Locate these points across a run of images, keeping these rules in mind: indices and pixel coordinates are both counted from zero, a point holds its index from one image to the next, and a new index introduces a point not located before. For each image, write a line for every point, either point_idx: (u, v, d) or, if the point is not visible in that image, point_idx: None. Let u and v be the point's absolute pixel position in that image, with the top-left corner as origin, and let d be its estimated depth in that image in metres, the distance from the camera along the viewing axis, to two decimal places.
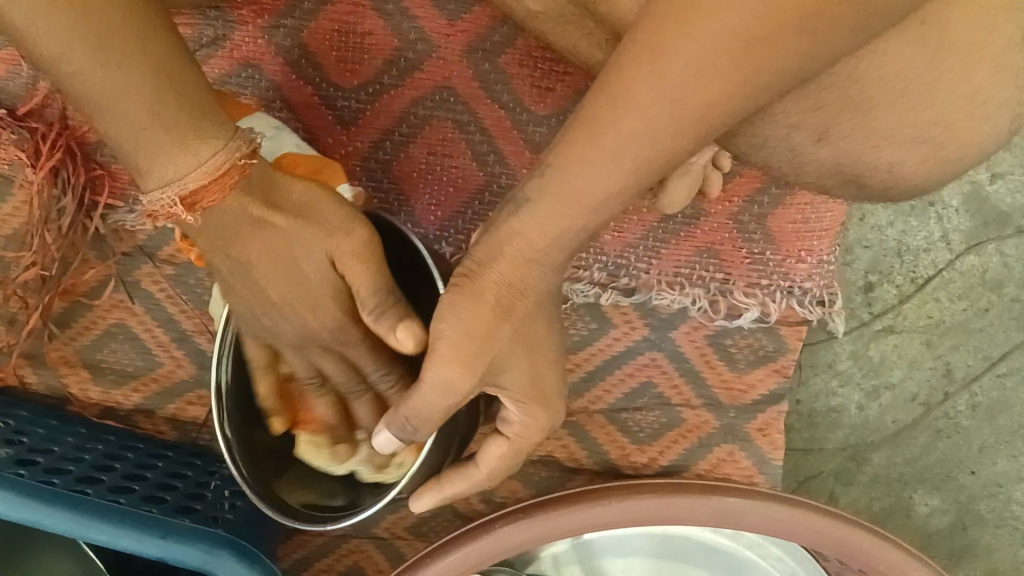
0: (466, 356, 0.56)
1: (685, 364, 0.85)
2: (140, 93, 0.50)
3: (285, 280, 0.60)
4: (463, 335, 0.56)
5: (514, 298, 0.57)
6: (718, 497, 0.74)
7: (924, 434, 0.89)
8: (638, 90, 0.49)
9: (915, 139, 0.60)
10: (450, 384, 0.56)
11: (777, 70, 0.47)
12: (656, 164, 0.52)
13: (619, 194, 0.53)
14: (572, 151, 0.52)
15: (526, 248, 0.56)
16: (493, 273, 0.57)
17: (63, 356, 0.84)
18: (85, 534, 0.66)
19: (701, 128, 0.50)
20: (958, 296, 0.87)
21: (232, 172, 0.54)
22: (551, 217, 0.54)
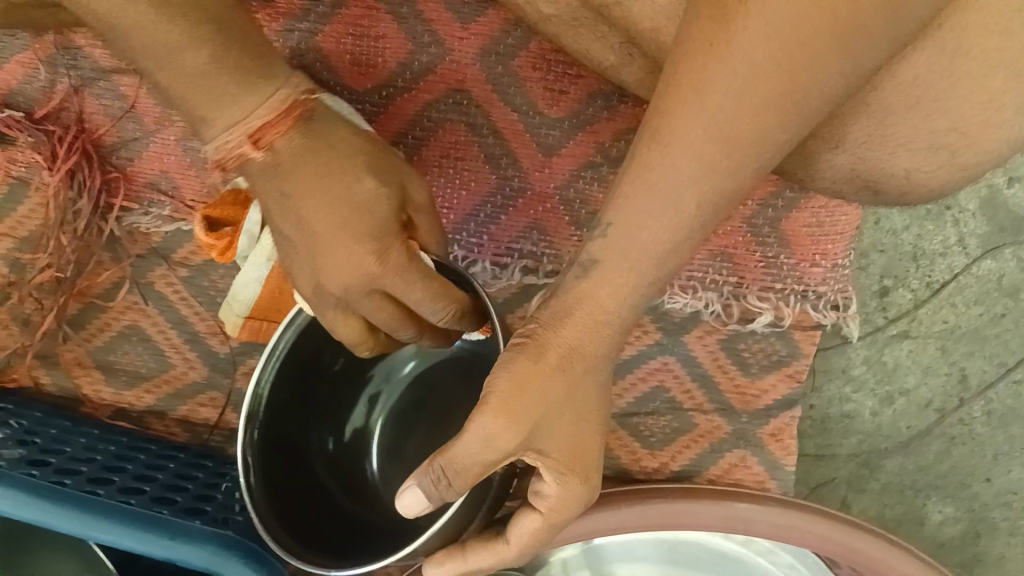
0: (519, 414, 0.50)
1: (697, 369, 0.85)
2: (196, 38, 0.50)
3: (333, 202, 0.54)
4: (512, 386, 0.50)
5: (574, 353, 0.51)
6: (730, 503, 0.74)
7: (938, 441, 0.89)
8: (683, 129, 0.48)
9: (932, 146, 0.60)
10: (493, 437, 0.50)
11: (820, 89, 0.47)
12: (712, 205, 0.50)
13: (681, 241, 0.51)
14: (626, 202, 0.50)
15: (583, 303, 0.52)
16: (557, 331, 0.51)
17: (76, 357, 0.84)
18: (93, 534, 0.66)
19: (754, 160, 0.49)
20: (974, 301, 0.86)
21: (296, 107, 0.54)
22: (609, 270, 0.51)
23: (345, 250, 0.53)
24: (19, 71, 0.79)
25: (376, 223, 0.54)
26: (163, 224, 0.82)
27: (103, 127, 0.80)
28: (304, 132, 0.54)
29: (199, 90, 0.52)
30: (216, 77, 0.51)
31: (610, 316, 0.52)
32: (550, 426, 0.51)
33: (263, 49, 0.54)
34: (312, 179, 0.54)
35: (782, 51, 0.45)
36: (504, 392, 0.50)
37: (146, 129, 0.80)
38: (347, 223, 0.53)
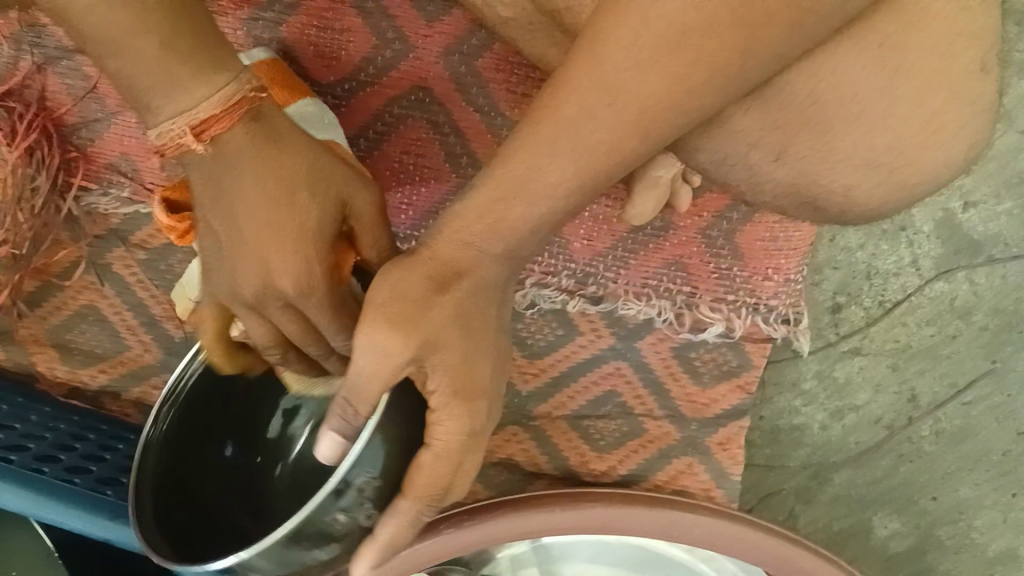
0: (400, 316, 0.50)
1: (650, 375, 0.86)
2: (148, 23, 0.51)
3: (260, 201, 0.54)
4: (394, 297, 0.50)
5: (454, 271, 0.52)
6: (666, 510, 0.74)
7: (887, 457, 0.89)
8: (576, 78, 0.49)
9: (868, 164, 0.60)
10: (386, 349, 0.49)
11: (719, 63, 0.49)
12: (597, 164, 0.51)
13: (559, 188, 0.51)
14: (522, 143, 0.51)
15: (462, 234, 0.53)
16: (435, 245, 0.53)
17: (33, 335, 0.85)
18: (35, 512, 0.68)
19: (641, 130, 0.50)
20: (925, 322, 0.86)
21: (243, 105, 0.54)
22: (490, 203, 0.52)
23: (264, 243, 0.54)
24: None
25: (296, 239, 0.54)
26: (122, 207, 0.82)
27: (64, 107, 0.80)
28: (250, 128, 0.54)
29: (149, 77, 0.52)
30: (166, 68, 0.52)
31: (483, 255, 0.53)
32: (438, 345, 0.50)
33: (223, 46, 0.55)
34: (248, 174, 0.54)
35: (682, 19, 0.48)
36: (380, 305, 0.50)
37: (109, 110, 0.81)
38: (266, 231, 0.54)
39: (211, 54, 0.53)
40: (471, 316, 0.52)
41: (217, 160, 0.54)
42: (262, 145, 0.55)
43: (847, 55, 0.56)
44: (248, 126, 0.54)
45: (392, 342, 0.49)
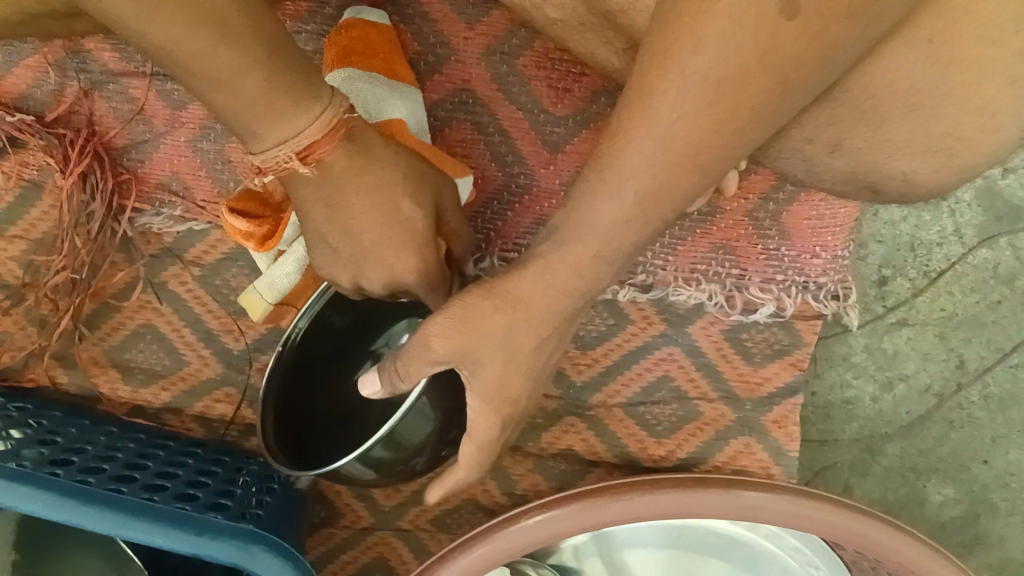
0: (456, 336, 0.58)
1: (702, 359, 0.87)
2: (256, 58, 0.52)
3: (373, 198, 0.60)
4: (457, 320, 0.58)
5: (521, 301, 0.57)
6: (738, 492, 0.74)
7: (937, 426, 0.91)
8: (631, 128, 0.51)
9: (926, 149, 0.62)
10: (433, 355, 0.58)
11: (756, 106, 0.49)
12: (660, 199, 0.53)
13: (626, 229, 0.54)
14: (585, 190, 0.54)
15: (542, 277, 0.57)
16: (514, 282, 0.57)
17: (93, 357, 0.86)
18: (123, 532, 0.68)
19: (697, 166, 0.52)
20: (970, 289, 0.88)
21: (338, 127, 0.57)
22: (566, 249, 0.55)
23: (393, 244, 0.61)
24: (29, 75, 0.81)
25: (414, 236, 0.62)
26: (175, 224, 0.83)
27: (113, 130, 0.81)
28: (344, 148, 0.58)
29: (257, 113, 0.54)
30: (272, 99, 0.54)
31: (569, 297, 0.57)
32: (480, 368, 0.60)
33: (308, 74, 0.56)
34: (357, 183, 0.59)
35: (719, 70, 0.48)
36: (455, 322, 0.58)
37: (157, 131, 0.82)
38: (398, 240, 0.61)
39: (301, 85, 0.55)
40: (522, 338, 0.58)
41: (329, 177, 0.58)
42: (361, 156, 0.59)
43: (900, 58, 0.57)
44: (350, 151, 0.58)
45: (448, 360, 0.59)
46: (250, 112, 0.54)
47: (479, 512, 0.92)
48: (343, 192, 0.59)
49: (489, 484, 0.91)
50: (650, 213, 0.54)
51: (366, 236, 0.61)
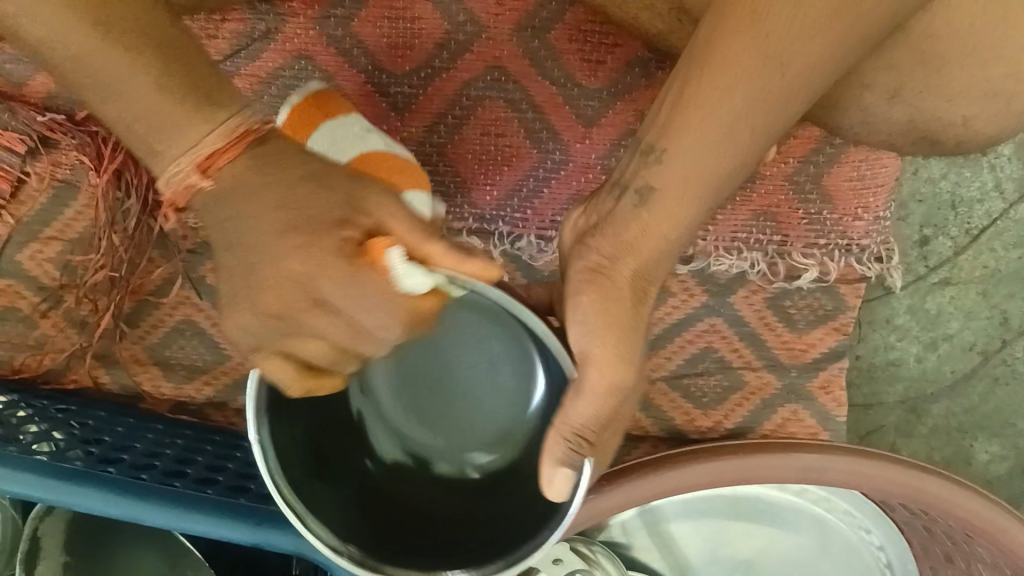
0: (614, 342, 0.56)
1: (745, 328, 0.86)
2: (144, 67, 0.49)
3: (285, 235, 0.49)
4: (603, 324, 0.56)
5: (646, 282, 0.58)
6: (797, 453, 0.75)
7: (981, 383, 0.90)
8: (725, 55, 0.52)
9: (987, 93, 0.61)
10: (610, 385, 0.55)
11: (862, 29, 0.51)
12: (749, 137, 0.54)
13: (727, 175, 0.56)
14: (682, 126, 0.55)
15: (630, 232, 0.57)
16: (627, 265, 0.57)
17: (134, 355, 0.85)
18: (185, 526, 0.68)
19: (792, 96, 0.53)
20: (1013, 244, 0.87)
21: (245, 139, 0.51)
22: (672, 201, 0.56)
23: (329, 235, 0.48)
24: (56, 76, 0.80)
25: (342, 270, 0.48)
26: None
27: None
28: (256, 160, 0.51)
29: (149, 125, 0.50)
30: (168, 105, 0.50)
31: (675, 237, 0.58)
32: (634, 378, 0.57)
33: (215, 81, 0.52)
34: (257, 196, 0.50)
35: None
36: (605, 321, 0.56)
37: None
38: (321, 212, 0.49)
39: (203, 90, 0.51)
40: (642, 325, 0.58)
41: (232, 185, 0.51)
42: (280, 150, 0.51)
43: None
44: (258, 162, 0.51)
45: (622, 380, 0.55)
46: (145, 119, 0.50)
47: None
48: (265, 175, 0.50)
49: None
50: (755, 152, 0.56)
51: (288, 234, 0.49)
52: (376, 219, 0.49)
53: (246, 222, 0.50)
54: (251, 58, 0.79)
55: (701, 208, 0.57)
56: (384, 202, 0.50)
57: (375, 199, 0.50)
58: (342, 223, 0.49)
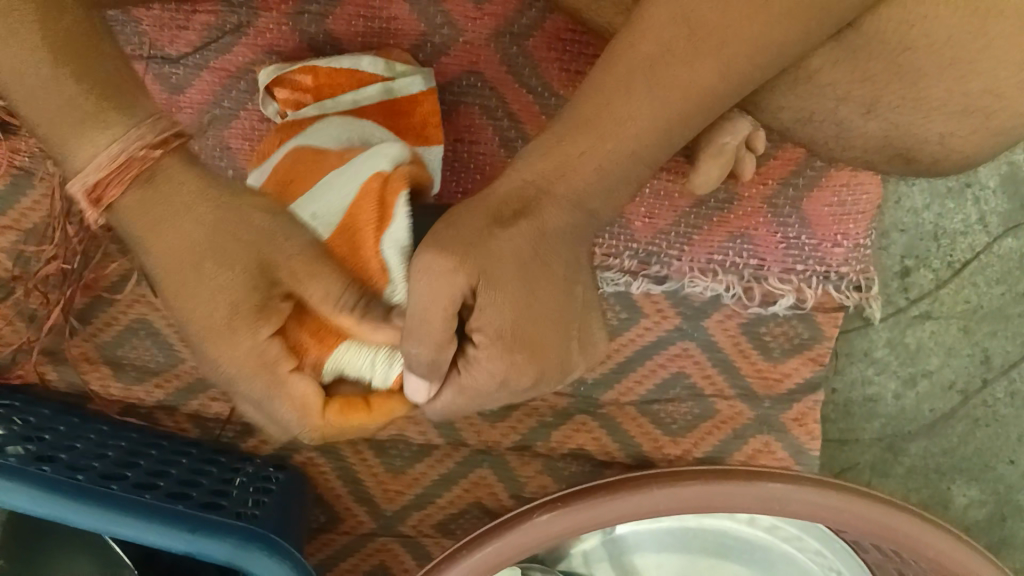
0: (458, 254, 0.50)
1: (719, 354, 0.84)
2: (66, 73, 0.52)
3: (197, 288, 0.53)
4: (457, 233, 0.51)
5: (528, 203, 0.54)
6: (762, 483, 0.71)
7: (961, 423, 0.87)
8: (653, 13, 0.54)
9: (963, 110, 0.59)
10: (434, 280, 0.50)
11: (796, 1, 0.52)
12: (681, 103, 0.55)
13: (638, 144, 0.56)
14: (598, 85, 0.56)
15: (524, 175, 0.55)
16: (507, 183, 0.55)
17: (83, 352, 0.83)
18: (112, 529, 0.64)
19: (728, 70, 0.54)
20: (996, 280, 0.85)
21: (134, 165, 0.52)
22: (554, 145, 0.55)
23: (243, 339, 0.53)
24: None
25: (247, 304, 0.52)
26: None
27: None
28: (151, 191, 0.53)
29: (61, 125, 0.52)
30: (77, 104, 0.52)
31: (565, 181, 0.55)
32: (498, 282, 0.51)
33: (121, 89, 0.53)
34: (175, 224, 0.53)
35: None
36: (454, 233, 0.51)
37: None
38: (245, 298, 0.52)
39: (120, 95, 0.53)
40: (525, 255, 0.53)
41: (149, 198, 0.53)
42: (206, 187, 0.54)
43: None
44: (194, 199, 0.54)
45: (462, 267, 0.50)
46: (45, 108, 0.52)
47: (486, 517, 0.88)
48: (176, 246, 0.53)
49: (496, 486, 0.87)
50: (660, 124, 0.55)
51: (223, 314, 0.53)
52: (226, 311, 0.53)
53: (200, 305, 0.53)
54: (222, 52, 0.78)
55: (603, 182, 0.56)
56: (326, 289, 0.52)
57: (323, 280, 0.52)
58: (265, 306, 0.53)
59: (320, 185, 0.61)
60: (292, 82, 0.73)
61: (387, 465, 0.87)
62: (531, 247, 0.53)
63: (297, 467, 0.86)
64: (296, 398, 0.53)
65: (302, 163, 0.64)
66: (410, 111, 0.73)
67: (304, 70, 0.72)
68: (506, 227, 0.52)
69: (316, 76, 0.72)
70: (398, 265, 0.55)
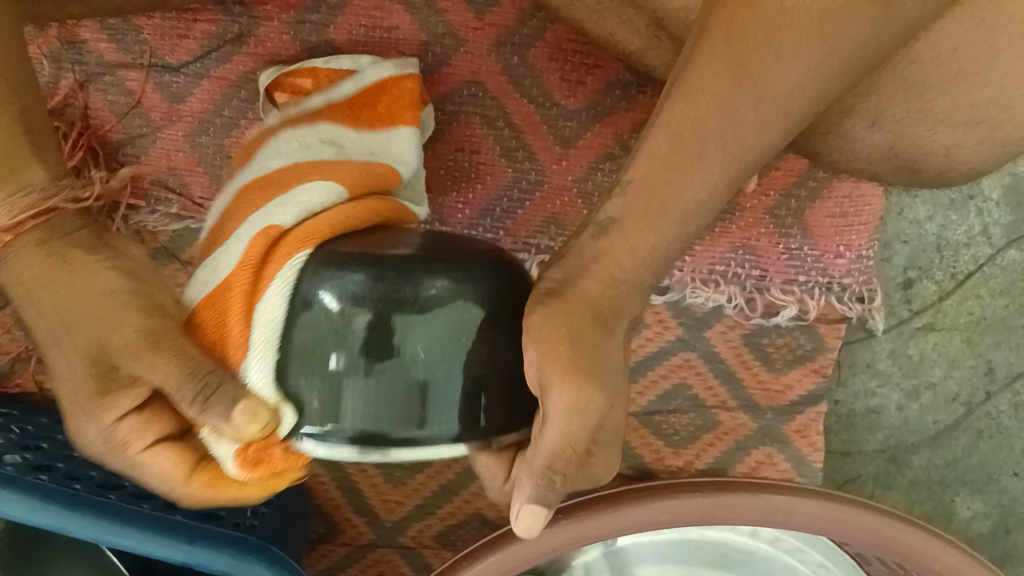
0: (591, 373, 0.45)
1: (721, 365, 0.83)
2: None
3: (56, 365, 0.48)
4: (571, 347, 0.45)
5: (608, 311, 0.48)
6: (764, 495, 0.71)
7: (965, 435, 0.87)
8: (705, 75, 0.46)
9: (969, 121, 0.59)
10: (581, 405, 0.45)
11: (850, 48, 0.45)
12: (741, 165, 0.48)
13: (705, 201, 0.49)
14: (660, 159, 0.48)
15: (609, 272, 0.49)
16: (586, 284, 0.48)
17: None
18: (108, 539, 0.63)
19: (780, 124, 0.47)
20: (1000, 292, 0.84)
21: (1, 237, 0.47)
22: (638, 231, 0.49)
23: (90, 425, 0.47)
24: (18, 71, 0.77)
25: (88, 387, 0.46)
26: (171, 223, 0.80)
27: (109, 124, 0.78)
28: (14, 262, 0.48)
29: None
30: None
31: (650, 268, 0.50)
32: (621, 399, 0.48)
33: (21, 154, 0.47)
34: (34, 294, 0.48)
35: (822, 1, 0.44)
36: (569, 346, 0.45)
37: (154, 125, 0.79)
38: (89, 386, 0.46)
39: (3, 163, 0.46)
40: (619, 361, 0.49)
41: (6, 269, 0.48)
42: (56, 262, 0.48)
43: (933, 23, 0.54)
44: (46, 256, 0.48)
45: (589, 397, 0.45)
46: None
47: (486, 528, 0.88)
48: (39, 325, 0.48)
49: (497, 498, 0.86)
50: (731, 181, 0.49)
51: (73, 401, 0.47)
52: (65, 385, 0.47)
53: (60, 392, 0.48)
54: (222, 61, 0.77)
55: (669, 249, 0.50)
56: (159, 373, 0.45)
57: (155, 363, 0.45)
58: (107, 391, 0.46)
59: (221, 247, 0.51)
60: (293, 86, 0.73)
61: (387, 476, 0.86)
62: (623, 352, 0.49)
63: (297, 478, 0.86)
64: (155, 471, 0.48)
65: (242, 199, 0.55)
66: (376, 102, 0.70)
67: (305, 73, 0.73)
68: (612, 335, 0.48)
69: (316, 78, 0.72)
70: (266, 342, 0.45)
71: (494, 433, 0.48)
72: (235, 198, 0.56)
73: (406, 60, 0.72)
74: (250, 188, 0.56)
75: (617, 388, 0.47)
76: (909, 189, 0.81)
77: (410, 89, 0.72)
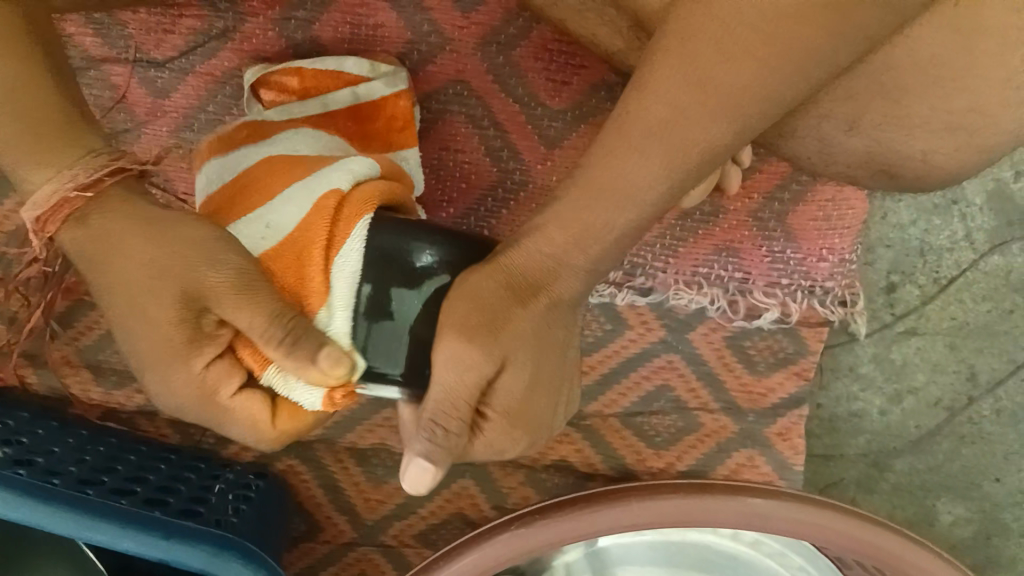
0: (479, 330, 0.51)
1: (703, 367, 0.83)
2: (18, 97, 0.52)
3: (128, 317, 0.52)
4: (474, 306, 0.51)
5: (536, 286, 0.53)
6: (742, 497, 0.71)
7: (947, 440, 0.87)
8: (666, 71, 0.48)
9: (947, 127, 0.59)
10: (459, 356, 0.51)
11: (798, 54, 0.46)
12: (684, 164, 0.50)
13: (645, 190, 0.51)
14: (610, 147, 0.51)
15: (543, 248, 0.53)
16: (521, 253, 0.53)
17: (64, 356, 0.83)
18: (84, 536, 0.63)
19: (729, 126, 0.49)
20: (983, 297, 0.85)
21: (73, 203, 0.52)
22: (577, 213, 0.52)
23: (176, 377, 0.52)
24: None
25: (172, 337, 0.51)
26: None
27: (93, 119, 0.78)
28: (82, 227, 0.52)
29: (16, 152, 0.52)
30: (37, 132, 0.52)
31: (583, 251, 0.53)
32: (518, 364, 0.53)
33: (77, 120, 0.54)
34: (99, 253, 0.52)
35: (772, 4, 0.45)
36: (471, 303, 0.52)
37: (139, 120, 0.79)
38: (174, 337, 0.51)
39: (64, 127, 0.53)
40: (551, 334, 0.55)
41: (85, 232, 0.52)
42: (140, 219, 0.52)
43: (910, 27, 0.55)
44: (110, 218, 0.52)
45: (474, 353, 0.51)
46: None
47: (467, 528, 0.88)
48: (103, 280, 0.53)
49: (479, 497, 0.86)
50: (674, 179, 0.51)
51: (156, 352, 0.51)
52: (144, 334, 0.52)
53: (138, 344, 0.52)
54: (207, 57, 0.77)
55: (608, 236, 0.53)
56: (253, 316, 0.50)
57: (244, 309, 0.50)
58: (195, 340, 0.51)
59: (264, 208, 0.57)
60: (279, 84, 0.73)
61: (369, 474, 0.86)
62: (541, 324, 0.54)
63: (279, 475, 0.86)
64: (244, 417, 0.53)
65: (262, 172, 0.60)
66: (372, 117, 0.72)
67: (290, 71, 0.73)
68: (527, 306, 0.53)
69: (302, 77, 0.72)
70: (346, 290, 0.52)
71: (435, 390, 0.54)
72: (252, 168, 0.61)
73: (397, 76, 0.74)
74: (272, 164, 0.61)
75: (516, 353, 0.52)
76: (890, 193, 0.81)
77: (405, 106, 0.73)
